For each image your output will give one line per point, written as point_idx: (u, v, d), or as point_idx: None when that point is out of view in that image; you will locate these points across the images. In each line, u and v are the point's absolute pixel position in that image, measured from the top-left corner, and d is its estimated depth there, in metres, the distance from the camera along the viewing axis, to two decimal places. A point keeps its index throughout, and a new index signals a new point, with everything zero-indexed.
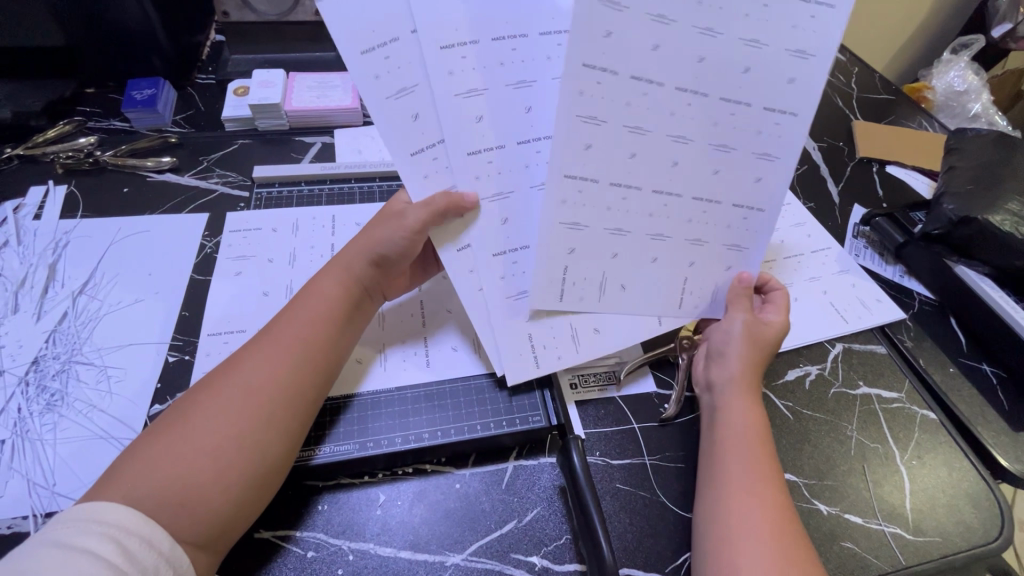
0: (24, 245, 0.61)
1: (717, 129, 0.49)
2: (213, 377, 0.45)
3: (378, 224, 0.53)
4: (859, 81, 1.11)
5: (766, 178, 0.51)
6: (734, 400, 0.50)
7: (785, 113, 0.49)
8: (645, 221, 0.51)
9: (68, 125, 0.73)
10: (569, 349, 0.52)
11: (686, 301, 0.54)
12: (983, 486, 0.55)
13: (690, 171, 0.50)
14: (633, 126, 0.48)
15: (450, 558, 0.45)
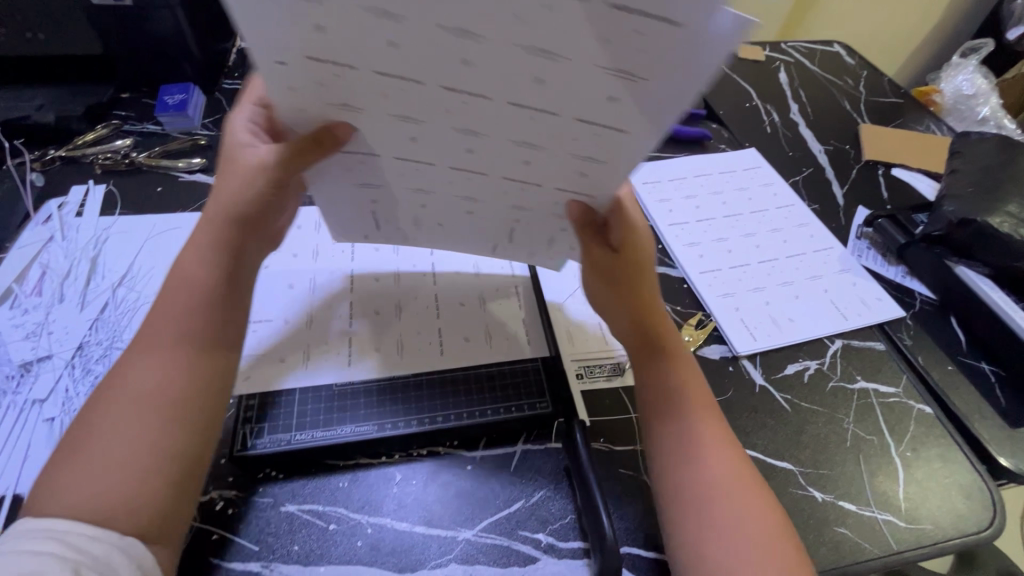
0: (68, 240, 0.66)
1: (516, 128, 0.42)
2: (103, 394, 0.43)
3: (233, 175, 0.49)
4: (867, 85, 1.13)
5: (593, 175, 0.45)
6: (671, 359, 0.52)
7: (609, 129, 0.40)
8: (449, 185, 0.51)
9: (105, 129, 0.78)
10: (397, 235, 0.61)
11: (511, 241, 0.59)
12: (976, 477, 0.57)
13: (491, 156, 0.45)
14: (400, 114, 0.43)
15: (462, 534, 0.48)
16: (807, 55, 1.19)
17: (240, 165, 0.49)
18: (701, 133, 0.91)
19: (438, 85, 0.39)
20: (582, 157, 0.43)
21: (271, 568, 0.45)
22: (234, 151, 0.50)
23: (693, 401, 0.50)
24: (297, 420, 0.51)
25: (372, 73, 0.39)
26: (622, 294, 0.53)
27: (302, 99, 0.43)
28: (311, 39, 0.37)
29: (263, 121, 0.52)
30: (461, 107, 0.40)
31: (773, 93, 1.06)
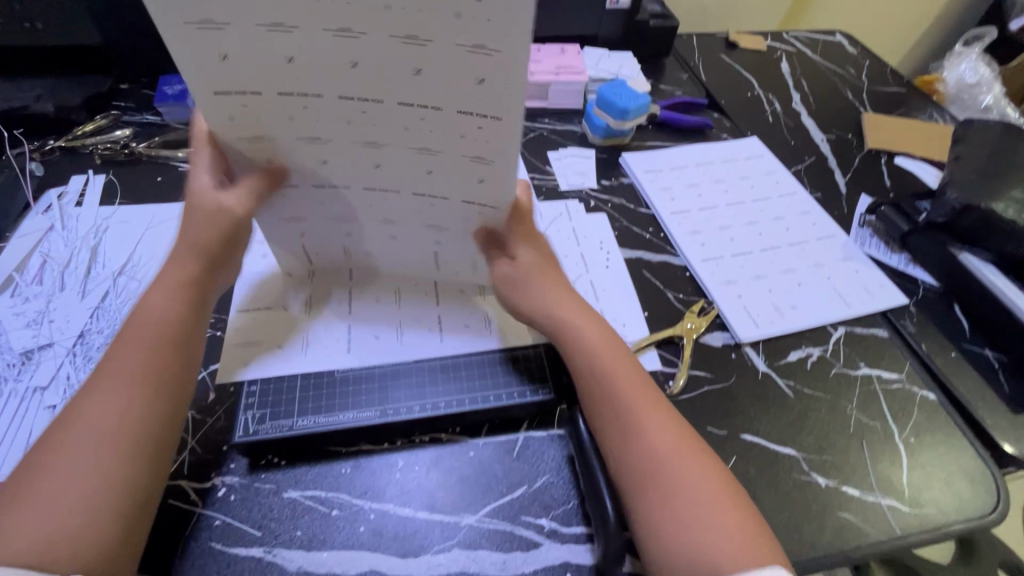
0: (68, 229, 0.66)
1: (411, 134, 0.45)
2: (52, 434, 0.40)
3: (190, 218, 0.50)
4: (870, 74, 1.12)
5: (489, 179, 0.48)
6: (589, 335, 0.51)
7: (486, 118, 0.43)
8: (369, 208, 0.54)
9: (104, 120, 0.77)
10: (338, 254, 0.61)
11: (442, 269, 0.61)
12: (980, 462, 0.57)
13: (397, 170, 0.49)
14: (309, 136, 0.47)
15: (465, 519, 0.48)
16: (809, 44, 1.18)
17: (195, 205, 0.50)
18: (701, 122, 0.90)
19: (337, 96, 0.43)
20: (470, 157, 0.46)
21: (274, 553, 0.45)
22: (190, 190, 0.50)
23: (617, 375, 0.48)
24: (299, 407, 0.51)
25: (275, 95, 0.43)
26: (536, 288, 0.54)
27: (221, 130, 0.47)
28: (216, 71, 0.42)
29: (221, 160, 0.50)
30: (357, 115, 0.44)
31: (775, 83, 1.05)
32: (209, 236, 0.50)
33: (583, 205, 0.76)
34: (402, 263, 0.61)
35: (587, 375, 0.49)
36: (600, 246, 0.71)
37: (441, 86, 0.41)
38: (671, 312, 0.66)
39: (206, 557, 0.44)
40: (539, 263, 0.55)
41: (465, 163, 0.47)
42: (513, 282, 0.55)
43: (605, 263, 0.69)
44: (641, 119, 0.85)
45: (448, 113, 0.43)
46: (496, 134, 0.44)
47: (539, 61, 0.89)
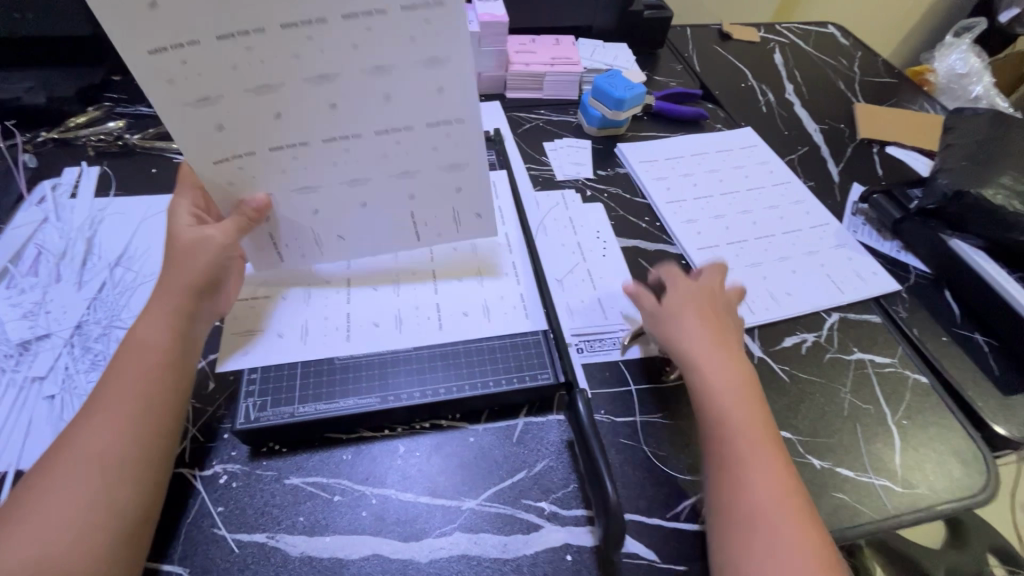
0: (63, 220, 0.65)
1: (361, 52, 0.47)
2: (48, 456, 0.42)
3: (177, 256, 0.50)
4: (862, 65, 1.13)
5: (448, 86, 0.51)
6: (717, 374, 0.52)
7: (430, 7, 0.46)
8: (332, 170, 0.53)
9: (97, 112, 0.77)
10: (314, 250, 0.59)
11: (422, 233, 0.61)
12: (970, 443, 0.58)
13: (354, 109, 0.50)
14: (256, 86, 0.47)
15: (466, 503, 0.48)
16: (802, 36, 1.19)
17: (185, 240, 0.51)
18: (696, 112, 0.90)
19: (279, 25, 0.44)
20: (423, 62, 0.49)
21: (276, 539, 0.45)
22: (174, 228, 0.52)
23: (738, 415, 0.49)
24: (300, 394, 0.51)
25: (215, 40, 0.44)
26: (673, 321, 0.56)
27: (167, 108, 0.46)
28: (148, 22, 0.42)
29: (203, 203, 0.55)
30: (304, 43, 0.46)
31: (768, 73, 1.06)
32: (204, 280, 0.50)
33: (579, 194, 0.77)
34: (375, 244, 0.60)
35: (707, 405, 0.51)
36: (596, 235, 0.71)
37: None
38: None
39: (209, 544, 0.45)
40: (685, 301, 0.58)
41: (421, 73, 0.49)
42: (657, 314, 0.58)
43: (602, 252, 0.69)
44: (636, 110, 0.85)
45: (393, 15, 0.46)
46: (440, 23, 0.47)
47: (535, 51, 0.90)
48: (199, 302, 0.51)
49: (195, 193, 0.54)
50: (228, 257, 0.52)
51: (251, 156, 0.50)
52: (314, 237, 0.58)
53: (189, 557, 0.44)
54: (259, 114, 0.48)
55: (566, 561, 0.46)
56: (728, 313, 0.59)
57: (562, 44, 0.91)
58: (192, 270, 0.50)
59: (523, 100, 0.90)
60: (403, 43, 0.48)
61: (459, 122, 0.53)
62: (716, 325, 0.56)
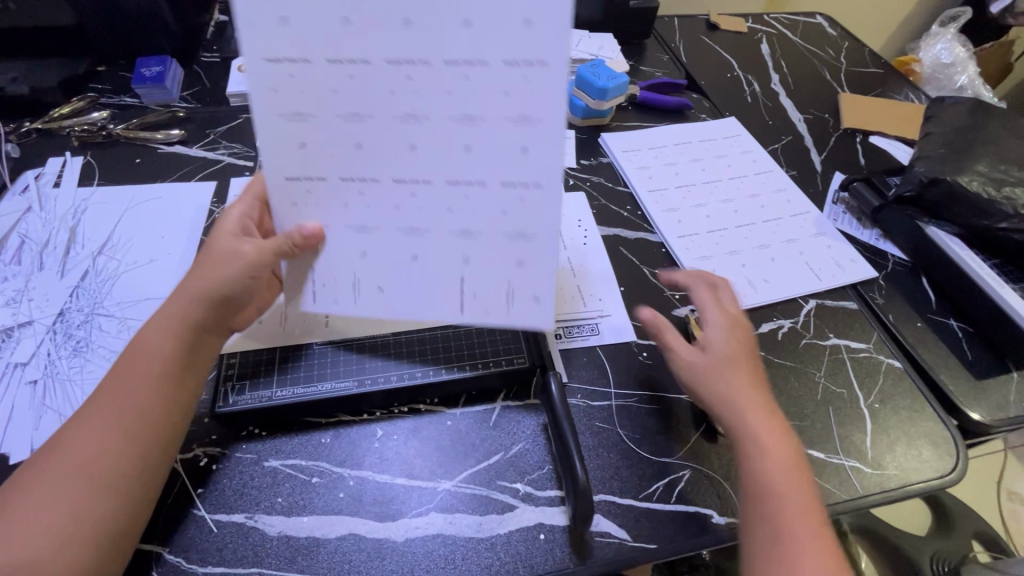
0: (46, 210, 0.66)
1: (455, 99, 0.43)
2: (47, 451, 0.43)
3: (208, 259, 0.50)
4: (848, 56, 1.13)
5: (535, 147, 0.43)
6: (772, 456, 0.47)
7: (532, 65, 0.41)
8: (393, 215, 0.46)
9: (81, 102, 0.77)
10: (349, 298, 0.49)
11: (468, 304, 0.47)
12: (941, 427, 0.59)
13: (433, 155, 0.44)
14: (349, 114, 0.44)
15: (442, 485, 0.49)
16: (790, 26, 1.19)
17: (222, 245, 0.50)
18: (680, 102, 0.91)
19: (384, 60, 0.42)
20: (515, 118, 0.42)
21: (255, 519, 0.46)
22: (218, 230, 0.51)
23: (789, 502, 0.45)
24: (279, 378, 0.52)
25: (324, 62, 0.42)
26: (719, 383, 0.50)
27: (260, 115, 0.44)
28: (273, 34, 0.42)
29: (257, 215, 0.54)
30: (403, 81, 0.42)
31: (754, 63, 1.06)
32: (216, 296, 0.48)
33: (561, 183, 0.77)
34: (416, 305, 0.48)
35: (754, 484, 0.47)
36: (578, 224, 0.72)
37: (489, 31, 0.41)
38: (647, 286, 0.67)
39: (189, 524, 0.46)
40: (732, 356, 0.52)
41: (508, 129, 0.43)
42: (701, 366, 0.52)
43: (583, 240, 0.70)
44: (621, 99, 0.86)
45: (494, 67, 0.41)
46: (542, 82, 0.41)
47: None
48: (213, 315, 0.49)
49: (255, 204, 0.55)
50: (254, 277, 0.49)
51: (320, 181, 0.46)
52: (353, 283, 0.48)
53: (168, 536, 0.45)
54: (339, 141, 0.44)
55: (539, 540, 0.47)
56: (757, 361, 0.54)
57: None
58: (214, 276, 0.48)
59: None
60: (497, 97, 0.42)
61: (535, 186, 0.44)
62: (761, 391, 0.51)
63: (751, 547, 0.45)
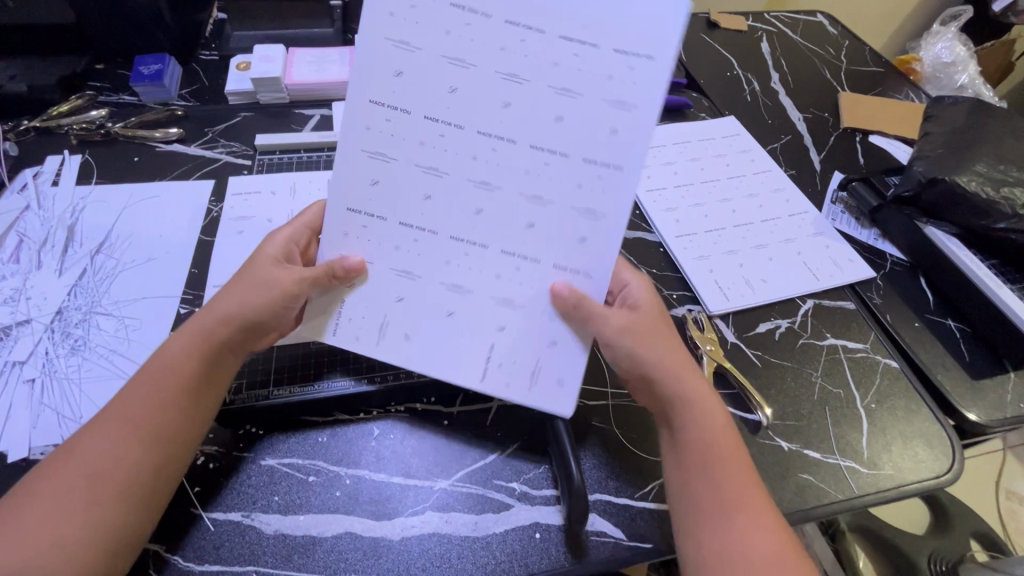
0: (44, 209, 0.66)
1: (529, 178, 0.46)
2: (62, 453, 0.43)
3: (241, 280, 0.49)
4: (848, 55, 1.13)
5: (592, 241, 0.46)
6: (704, 415, 0.47)
7: (609, 168, 0.45)
8: (440, 268, 0.47)
9: (80, 100, 0.76)
10: (375, 338, 0.48)
11: (490, 371, 0.47)
12: (937, 426, 0.59)
13: (495, 219, 0.46)
14: (427, 167, 0.46)
15: (438, 483, 0.49)
16: (790, 24, 1.19)
17: (263, 271, 0.49)
18: (678, 100, 0.90)
19: (476, 131, 0.46)
20: (579, 209, 0.46)
21: (252, 517, 0.46)
22: (260, 254, 0.51)
23: (722, 460, 0.46)
24: (276, 377, 0.52)
25: (422, 118, 0.46)
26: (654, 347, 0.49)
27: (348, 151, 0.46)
28: (385, 83, 0.45)
29: (304, 244, 0.53)
30: (485, 150, 0.46)
31: (754, 62, 1.06)
32: (244, 324, 0.48)
33: None
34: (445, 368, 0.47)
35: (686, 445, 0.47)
36: None
37: (577, 131, 0.45)
38: None
39: (185, 522, 0.46)
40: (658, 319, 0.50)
41: (570, 216, 0.46)
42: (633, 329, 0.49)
43: None
44: None
45: (574, 161, 0.45)
46: (614, 184, 0.45)
47: None
48: (240, 334, 0.48)
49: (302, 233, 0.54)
50: (287, 307, 0.49)
51: (380, 222, 0.47)
52: (381, 326, 0.47)
53: (166, 534, 0.45)
54: (410, 193, 0.47)
55: (535, 539, 0.47)
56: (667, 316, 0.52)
57: None
58: (246, 295, 0.48)
59: None
60: (567, 186, 0.45)
61: (584, 274, 0.46)
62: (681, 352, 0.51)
63: (685, 512, 0.45)
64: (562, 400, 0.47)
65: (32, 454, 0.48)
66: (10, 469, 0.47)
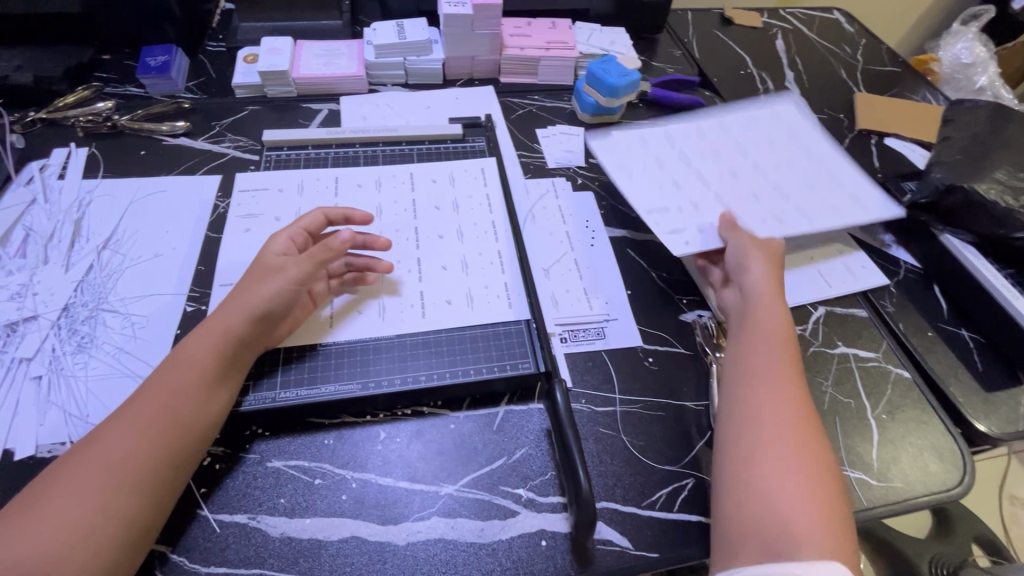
0: (51, 202, 0.65)
1: (769, 177, 0.72)
2: (72, 452, 0.43)
3: (254, 278, 0.52)
4: (865, 54, 1.11)
5: (783, 221, 0.66)
6: (770, 306, 0.56)
7: (846, 207, 0.69)
8: (663, 172, 0.71)
9: (87, 91, 0.76)
10: (623, 176, 0.70)
11: (654, 220, 0.65)
12: (949, 439, 0.58)
13: (733, 184, 0.70)
14: (737, 158, 0.74)
15: (444, 488, 0.49)
16: (806, 22, 1.16)
17: (280, 263, 0.53)
18: (691, 99, 0.89)
19: (785, 164, 0.73)
20: (800, 211, 0.68)
21: (258, 520, 0.46)
22: (263, 255, 0.54)
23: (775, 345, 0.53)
24: (283, 378, 0.53)
25: (751, 144, 0.76)
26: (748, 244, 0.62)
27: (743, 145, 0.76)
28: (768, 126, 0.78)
29: (300, 239, 0.57)
30: (735, 159, 0.74)
31: (768, 60, 1.04)
32: (257, 310, 0.50)
33: (570, 182, 0.76)
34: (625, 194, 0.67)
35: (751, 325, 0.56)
36: (585, 225, 0.71)
37: (821, 193, 0.70)
38: (654, 291, 0.66)
39: (192, 523, 0.46)
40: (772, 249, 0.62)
41: (772, 203, 0.68)
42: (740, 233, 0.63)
43: (590, 241, 0.69)
44: (632, 97, 0.84)
45: (815, 197, 0.70)
46: (822, 214, 0.68)
47: (529, 35, 0.88)
48: (256, 330, 0.50)
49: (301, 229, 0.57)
50: (294, 294, 0.53)
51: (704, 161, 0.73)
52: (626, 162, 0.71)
53: (171, 535, 0.45)
54: (718, 161, 0.73)
55: (541, 546, 0.47)
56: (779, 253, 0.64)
57: (558, 28, 0.90)
58: (261, 291, 0.51)
59: (516, 85, 0.89)
60: (787, 194, 0.69)
61: (761, 229, 0.65)
62: (779, 269, 0.61)
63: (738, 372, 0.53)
64: (701, 243, 0.62)
65: (39, 452, 0.48)
66: (16, 468, 0.47)
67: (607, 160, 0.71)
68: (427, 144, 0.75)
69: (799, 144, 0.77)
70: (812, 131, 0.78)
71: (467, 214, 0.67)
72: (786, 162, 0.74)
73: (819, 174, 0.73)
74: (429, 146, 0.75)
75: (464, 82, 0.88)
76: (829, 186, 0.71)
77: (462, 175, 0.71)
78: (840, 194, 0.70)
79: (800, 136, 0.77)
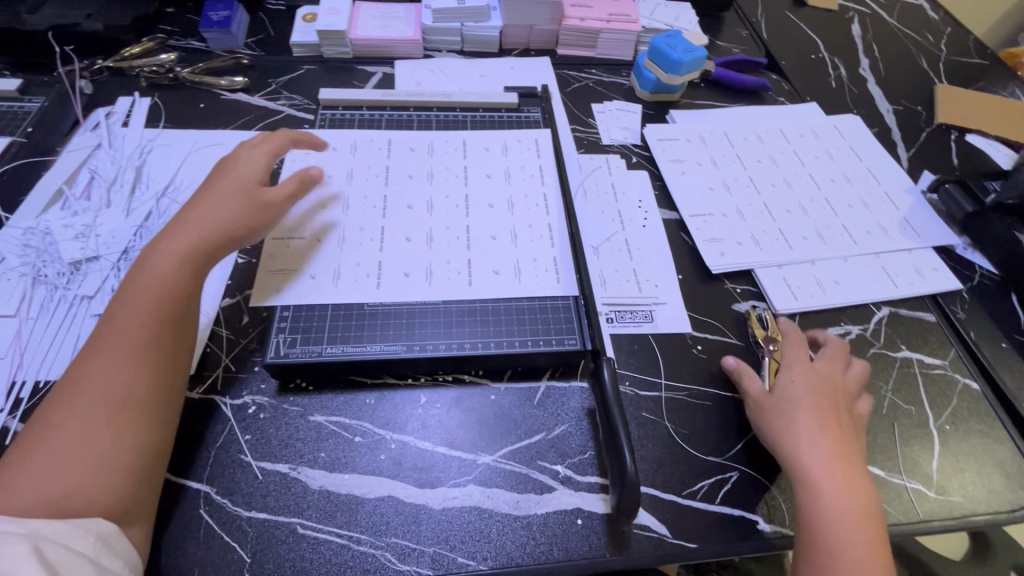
0: (114, 148, 0.67)
1: (820, 192, 0.73)
2: (56, 396, 0.42)
3: (225, 195, 0.54)
4: (951, 43, 1.03)
5: (827, 238, 0.68)
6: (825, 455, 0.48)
7: (891, 232, 0.69)
8: (715, 172, 0.73)
9: (151, 42, 0.77)
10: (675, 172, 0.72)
11: (697, 220, 0.67)
12: (1017, 457, 0.55)
13: (783, 193, 0.71)
14: (791, 169, 0.74)
15: (481, 458, 0.49)
16: (886, 5, 1.09)
17: (260, 193, 0.55)
18: (758, 82, 0.84)
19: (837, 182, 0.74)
20: (845, 229, 0.69)
21: (298, 471, 0.47)
22: (244, 172, 0.57)
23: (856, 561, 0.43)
24: (328, 335, 0.53)
25: (809, 157, 0.77)
26: (794, 417, 0.50)
27: (800, 156, 0.77)
28: (827, 139, 0.80)
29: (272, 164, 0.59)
30: (790, 170, 0.75)
31: (842, 45, 0.98)
32: (232, 227, 0.52)
33: (624, 160, 0.73)
34: (672, 196, 0.70)
35: (814, 537, 0.45)
36: (638, 204, 0.69)
37: (868, 215, 0.71)
38: (707, 278, 0.63)
39: (235, 467, 0.47)
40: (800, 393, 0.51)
41: (820, 219, 0.69)
42: (767, 400, 0.51)
43: (642, 222, 0.67)
44: (695, 75, 0.80)
45: (863, 217, 0.70)
46: (868, 236, 0.68)
47: (591, 5, 0.84)
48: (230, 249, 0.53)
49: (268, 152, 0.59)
50: (266, 217, 0.55)
51: (758, 169, 0.74)
52: (682, 159, 0.73)
53: (215, 477, 0.46)
54: (771, 171, 0.74)
55: (576, 524, 0.46)
56: (853, 417, 0.52)
57: None
58: (235, 212, 0.53)
59: (574, 57, 0.86)
60: (834, 212, 0.71)
61: (804, 242, 0.67)
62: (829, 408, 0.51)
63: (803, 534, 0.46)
64: (735, 255, 0.64)
65: None
66: None
67: (661, 158, 0.73)
68: (481, 112, 0.74)
69: (855, 161, 0.77)
70: (871, 148, 0.79)
71: (517, 184, 0.66)
72: (840, 179, 0.75)
73: (873, 196, 0.73)
74: (482, 114, 0.73)
75: (520, 52, 0.86)
76: (880, 209, 0.72)
77: (515, 146, 0.70)
78: (886, 216, 0.71)
79: (860, 155, 0.78)
